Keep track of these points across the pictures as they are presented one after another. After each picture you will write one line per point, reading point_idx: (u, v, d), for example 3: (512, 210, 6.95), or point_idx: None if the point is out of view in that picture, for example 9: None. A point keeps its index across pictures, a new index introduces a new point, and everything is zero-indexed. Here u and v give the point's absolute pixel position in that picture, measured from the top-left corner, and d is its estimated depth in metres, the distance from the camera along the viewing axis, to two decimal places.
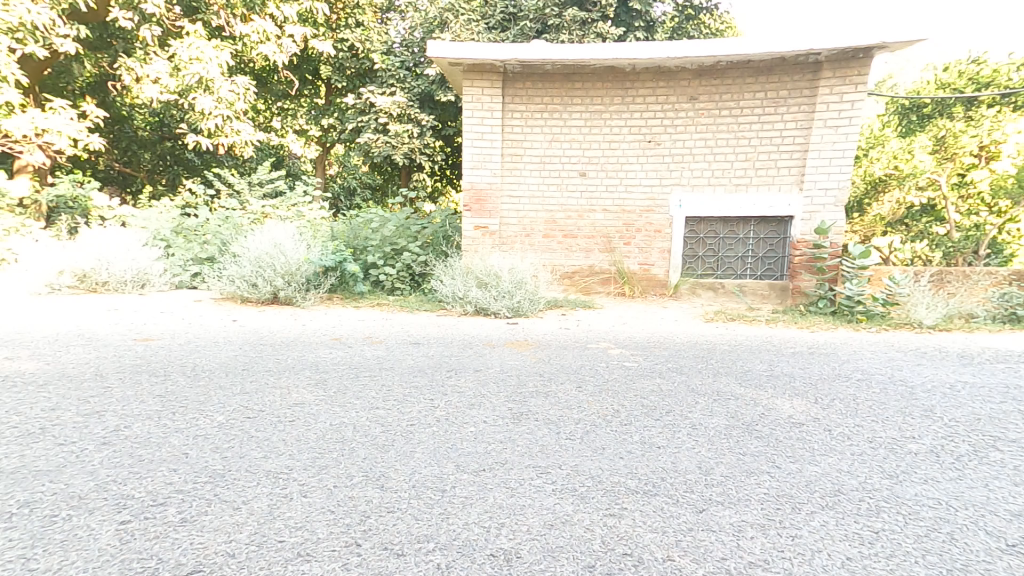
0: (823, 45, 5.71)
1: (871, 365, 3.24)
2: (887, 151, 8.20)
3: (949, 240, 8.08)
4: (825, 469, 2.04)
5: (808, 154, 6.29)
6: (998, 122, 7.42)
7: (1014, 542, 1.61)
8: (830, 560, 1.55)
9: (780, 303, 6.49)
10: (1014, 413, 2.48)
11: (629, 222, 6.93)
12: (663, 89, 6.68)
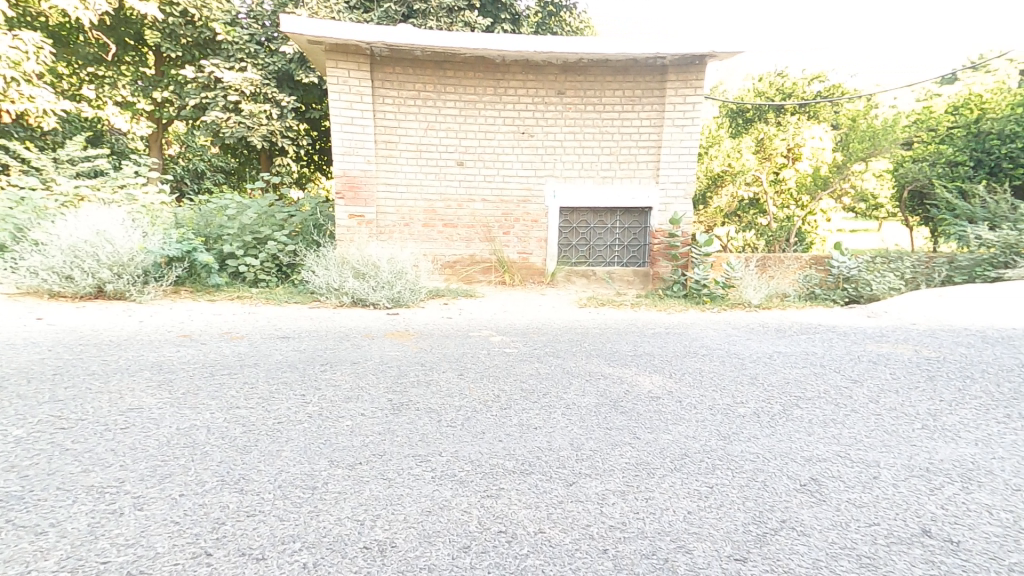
0: (668, 50, 6.26)
1: (714, 341, 3.69)
2: (722, 150, 9.28)
3: (769, 229, 9.49)
4: (675, 436, 2.30)
5: (661, 150, 6.92)
6: (799, 128, 8.91)
7: (806, 482, 2.01)
8: (675, 516, 1.79)
9: (643, 288, 7.13)
10: (813, 374, 3.00)
11: (507, 211, 7.17)
12: (532, 82, 6.93)
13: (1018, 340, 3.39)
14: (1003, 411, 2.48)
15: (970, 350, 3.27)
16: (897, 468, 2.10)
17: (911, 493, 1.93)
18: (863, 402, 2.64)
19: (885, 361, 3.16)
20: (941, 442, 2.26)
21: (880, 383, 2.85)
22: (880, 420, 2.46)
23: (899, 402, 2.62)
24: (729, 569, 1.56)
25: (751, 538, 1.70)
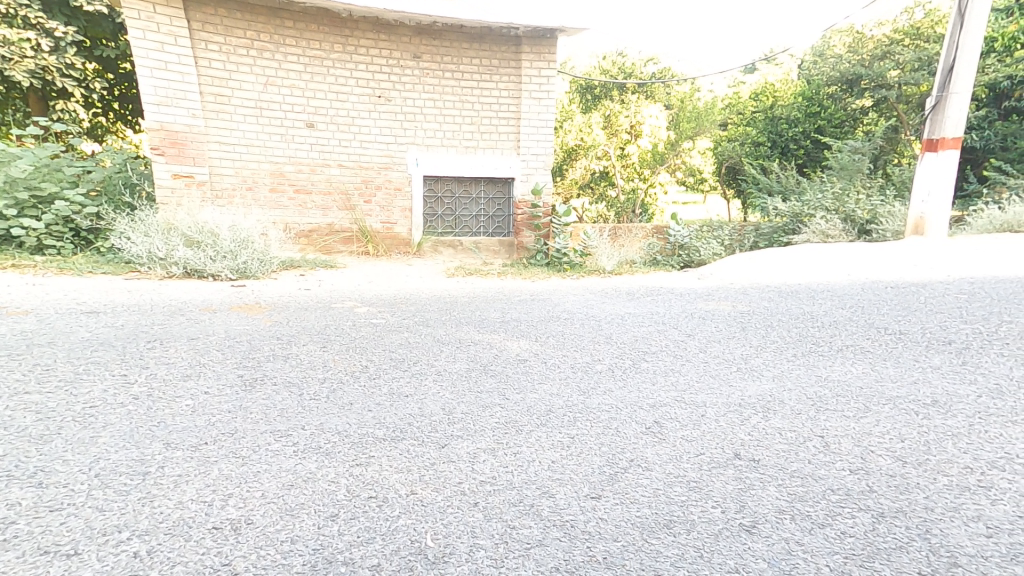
0: (521, 21, 6.43)
1: (575, 305, 3.98)
2: (575, 124, 10.21)
3: (618, 201, 10.60)
4: (541, 394, 2.44)
5: (520, 122, 7.17)
6: (639, 107, 10.03)
7: (649, 425, 2.33)
8: (541, 466, 1.93)
9: (508, 257, 7.44)
10: (655, 331, 3.39)
11: (367, 178, 6.99)
12: (385, 42, 6.74)
13: (802, 293, 4.20)
14: (792, 350, 3.07)
15: (770, 303, 3.96)
16: (719, 406, 2.51)
17: (728, 425, 2.36)
18: (694, 351, 3.08)
19: (712, 316, 3.70)
20: (749, 380, 2.73)
21: (707, 335, 3.33)
22: (707, 366, 2.89)
23: (720, 350, 3.09)
24: (586, 505, 1.78)
25: (604, 478, 1.95)
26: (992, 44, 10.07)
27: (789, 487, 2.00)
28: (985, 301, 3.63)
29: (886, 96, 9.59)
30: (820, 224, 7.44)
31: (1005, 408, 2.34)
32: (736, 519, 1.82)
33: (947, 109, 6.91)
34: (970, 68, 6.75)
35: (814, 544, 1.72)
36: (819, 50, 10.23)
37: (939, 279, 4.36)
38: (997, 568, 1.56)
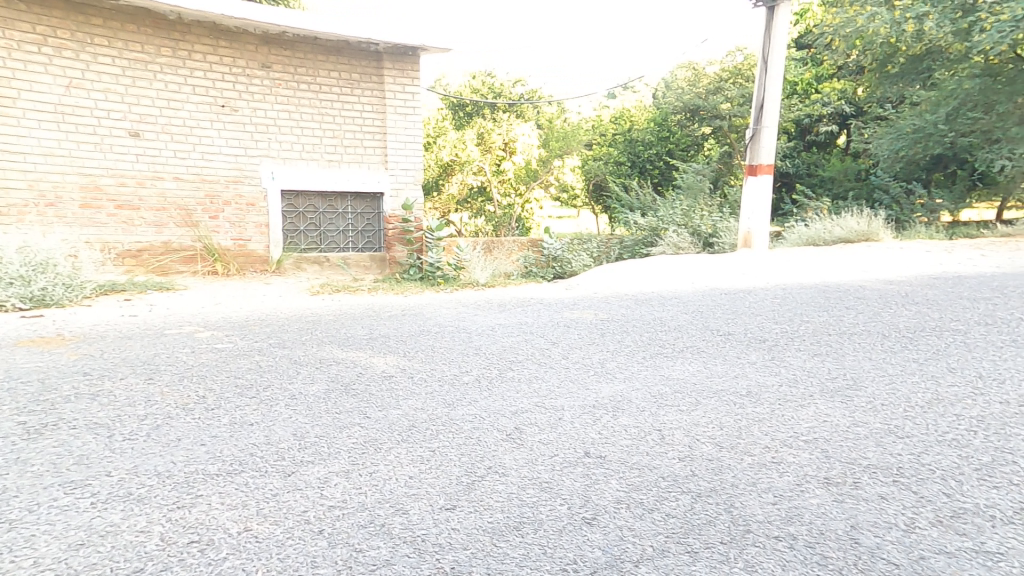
0: (381, 36, 7.34)
1: (445, 319, 4.06)
2: (449, 141, 11.32)
3: (495, 214, 11.98)
4: (404, 410, 2.49)
5: (387, 137, 7.90)
6: (511, 126, 11.74)
7: (510, 432, 2.47)
8: (397, 483, 1.97)
9: (379, 272, 8.01)
10: (521, 340, 3.58)
11: (211, 193, 7.08)
12: (226, 49, 6.99)
13: (654, 300, 4.68)
14: (642, 353, 3.42)
15: (626, 310, 4.36)
16: (575, 408, 2.74)
17: (580, 426, 2.60)
18: (556, 357, 3.30)
19: (576, 324, 3.99)
20: (603, 382, 3.01)
21: (569, 342, 3.58)
22: (567, 371, 3.12)
23: (580, 356, 3.34)
24: (440, 518, 1.85)
25: (461, 488, 2.04)
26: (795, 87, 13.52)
27: (628, 479, 2.24)
28: (790, 303, 4.34)
29: (720, 126, 11.53)
30: (673, 237, 8.46)
31: (798, 394, 2.89)
32: (579, 514, 2.00)
33: (762, 140, 8.08)
34: (776, 104, 7.96)
35: (642, 528, 1.95)
36: (667, 82, 11.93)
37: (760, 286, 5.10)
38: (776, 529, 1.94)
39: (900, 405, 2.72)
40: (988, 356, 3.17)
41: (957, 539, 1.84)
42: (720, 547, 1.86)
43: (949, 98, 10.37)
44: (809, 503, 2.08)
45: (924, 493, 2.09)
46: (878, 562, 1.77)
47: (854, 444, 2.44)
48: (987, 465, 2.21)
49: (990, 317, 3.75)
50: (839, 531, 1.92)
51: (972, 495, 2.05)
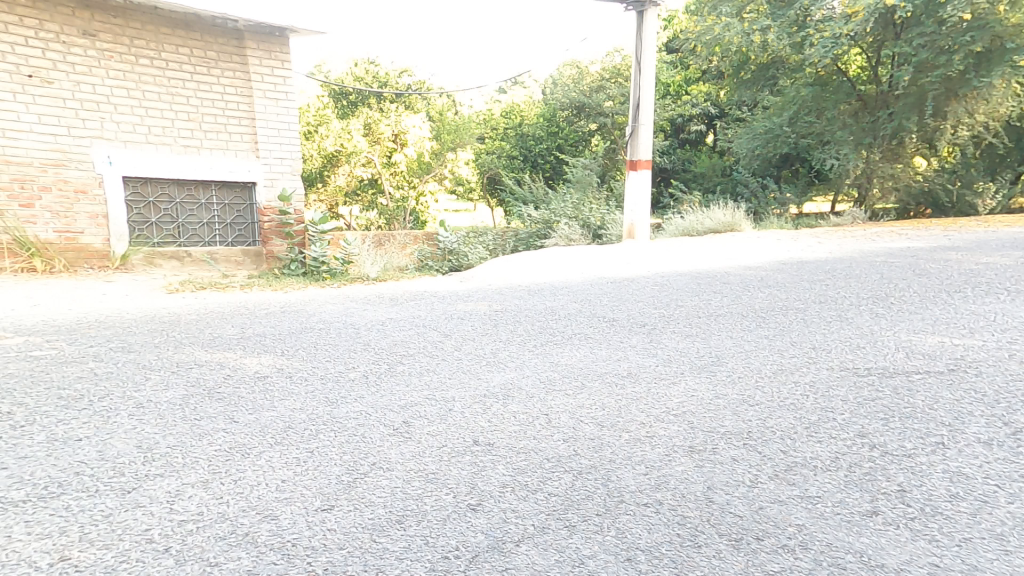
0: (241, 14, 7.16)
1: (332, 316, 4.00)
2: (334, 131, 13.37)
3: (388, 205, 14.52)
4: (280, 411, 2.43)
5: (256, 122, 7.90)
6: (400, 118, 13.88)
7: (398, 426, 2.45)
8: (266, 488, 1.89)
9: (254, 267, 8.01)
10: (414, 334, 3.59)
11: (25, 179, 6.45)
12: (35, 10, 6.42)
13: (546, 290, 4.86)
14: (534, 341, 3.56)
15: (519, 301, 4.48)
16: (465, 399, 2.79)
17: (470, 415, 2.64)
18: (449, 349, 3.34)
19: (469, 315, 4.05)
20: (495, 371, 3.11)
21: (463, 334, 3.62)
22: (459, 362, 3.17)
23: (473, 346, 3.41)
24: (313, 520, 1.78)
25: (341, 487, 1.98)
26: (668, 87, 15.68)
27: (514, 463, 2.30)
28: (666, 289, 4.73)
29: (604, 121, 14.83)
30: (565, 230, 9.28)
31: (671, 371, 3.25)
32: (464, 501, 2.02)
33: (641, 136, 8.66)
34: (651, 104, 8.59)
35: (525, 508, 2.02)
36: (557, 78, 15.21)
37: (641, 274, 5.46)
38: (646, 497, 2.15)
39: (752, 375, 3.21)
40: (820, 330, 3.72)
41: (788, 489, 2.25)
42: (596, 519, 1.99)
43: (790, 103, 12.44)
44: (675, 470, 2.34)
45: (767, 453, 2.51)
46: (727, 516, 2.07)
47: (714, 414, 2.83)
48: (816, 423, 2.74)
49: (824, 296, 4.36)
50: (698, 492, 2.20)
51: (802, 450, 2.53)
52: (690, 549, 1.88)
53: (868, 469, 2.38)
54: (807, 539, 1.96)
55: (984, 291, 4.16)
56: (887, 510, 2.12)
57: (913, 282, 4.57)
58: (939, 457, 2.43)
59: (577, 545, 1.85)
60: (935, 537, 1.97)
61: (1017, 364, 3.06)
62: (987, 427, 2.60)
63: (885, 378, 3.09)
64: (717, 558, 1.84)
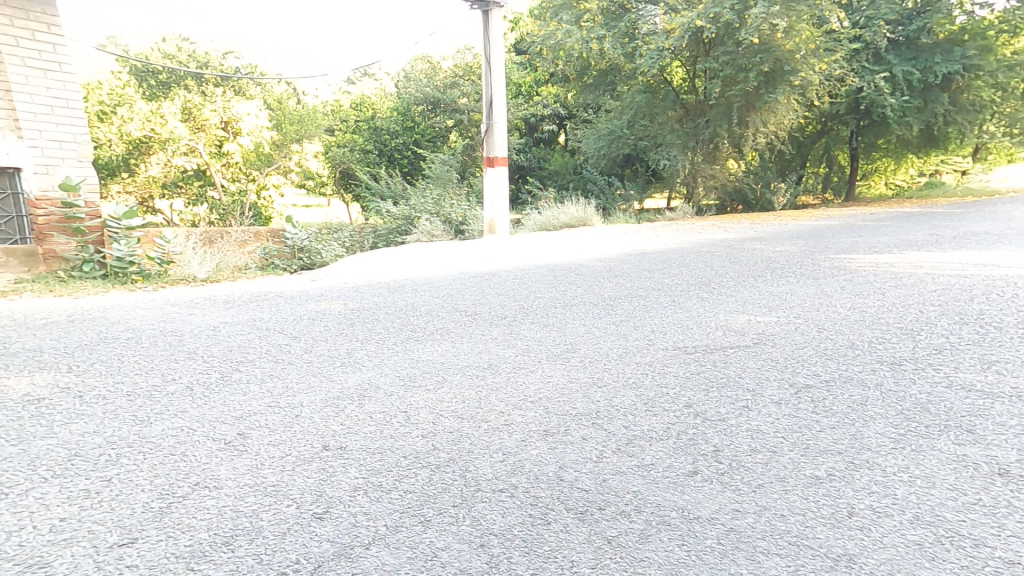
0: None
1: (144, 324, 3.73)
2: (141, 114, 12.51)
3: (221, 200, 14.29)
4: (64, 438, 2.18)
5: (12, 95, 6.81)
6: (229, 106, 13.49)
7: (230, 439, 2.26)
8: (36, 531, 1.67)
9: (25, 269, 6.77)
10: (255, 338, 3.44)
11: None
12: None
13: (407, 287, 4.81)
14: (393, 339, 3.53)
15: (378, 298, 4.41)
16: (316, 403, 2.65)
17: (320, 420, 2.51)
18: (296, 353, 3.20)
19: (319, 315, 3.94)
20: (351, 372, 3.01)
21: (314, 334, 3.52)
22: (309, 365, 3.03)
23: (325, 348, 3.30)
24: (108, 558, 1.58)
25: (150, 515, 1.78)
26: (520, 88, 17.17)
27: (368, 464, 2.23)
28: (527, 282, 4.93)
29: (460, 118, 16.64)
30: (426, 226, 9.65)
31: (530, 360, 3.41)
32: (309, 510, 1.91)
33: (495, 134, 9.04)
34: (502, 102, 9.04)
35: (378, 509, 1.97)
36: (408, 72, 17.07)
37: (501, 268, 5.63)
38: (502, 483, 2.22)
39: (601, 359, 3.48)
40: (658, 314, 4.16)
41: (628, 460, 2.47)
42: (451, 511, 2.01)
43: (628, 108, 13.82)
44: (529, 454, 2.45)
45: (611, 429, 2.73)
46: (576, 491, 2.22)
47: (567, 398, 3.01)
48: (652, 398, 3.05)
49: (661, 284, 4.85)
50: (549, 472, 2.32)
51: (640, 424, 2.79)
52: (540, 527, 1.98)
53: (692, 435, 2.70)
54: (641, 503, 2.17)
55: (778, 276, 4.95)
56: (705, 468, 2.43)
57: (728, 269, 5.30)
58: (743, 419, 2.84)
59: (431, 538, 1.85)
60: (737, 486, 2.30)
61: (799, 335, 3.70)
62: (779, 390, 3.11)
63: (707, 354, 3.54)
64: (564, 532, 1.97)
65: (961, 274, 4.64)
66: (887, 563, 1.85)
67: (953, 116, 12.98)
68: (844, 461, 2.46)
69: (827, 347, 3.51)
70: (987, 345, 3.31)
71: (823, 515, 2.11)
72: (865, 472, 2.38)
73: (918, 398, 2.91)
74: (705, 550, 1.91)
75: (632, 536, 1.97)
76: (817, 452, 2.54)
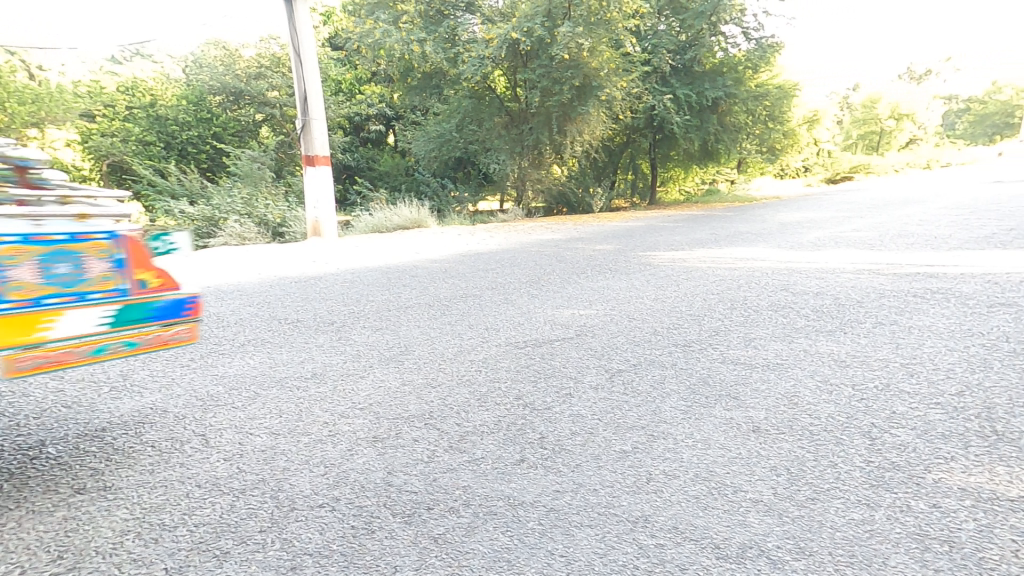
0: None
1: None
2: None
3: None
4: None
5: None
6: None
7: None
8: None
9: None
10: None
11: None
12: None
13: (211, 296, 4.35)
14: (189, 355, 3.20)
15: None
16: (68, 441, 2.32)
17: (76, 459, 2.18)
18: (43, 384, 2.79)
19: None
20: (127, 400, 2.66)
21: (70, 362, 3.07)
22: (62, 398, 2.65)
23: (90, 372, 2.90)
24: None
25: None
26: (340, 84, 16.43)
27: (145, 502, 1.97)
28: (356, 286, 4.77)
29: (270, 113, 16.16)
30: (236, 228, 8.95)
31: (359, 366, 3.30)
32: (47, 570, 1.63)
33: (313, 131, 8.60)
34: (318, 97, 8.65)
35: (153, 553, 1.74)
36: (200, 59, 15.81)
37: (327, 272, 5.37)
38: (320, 498, 2.11)
39: (435, 359, 3.51)
40: (492, 312, 4.32)
41: (459, 457, 2.52)
42: (257, 537, 1.87)
43: (455, 111, 14.15)
44: (355, 464, 2.38)
45: (443, 429, 2.75)
46: (403, 495, 2.20)
47: (400, 401, 2.97)
48: (484, 393, 3.16)
49: (495, 282, 5.07)
50: (377, 480, 2.28)
51: (472, 419, 2.86)
52: (362, 537, 1.93)
53: (520, 425, 2.84)
54: (469, 497, 2.22)
55: (596, 272, 5.48)
56: (531, 455, 2.57)
57: (553, 266, 5.74)
58: (566, 406, 3.07)
59: (228, 572, 1.69)
60: (558, 468, 2.47)
61: (614, 325, 4.14)
62: (596, 375, 3.44)
63: (535, 347, 3.77)
64: (389, 538, 1.94)
65: (729, 267, 5.60)
66: (673, 519, 2.14)
67: (721, 135, 15.80)
68: (645, 435, 2.79)
69: (634, 335, 3.97)
70: (749, 324, 4.05)
71: (627, 485, 2.37)
72: (661, 441, 2.72)
73: (700, 373, 3.44)
74: (526, 533, 2.02)
75: (459, 531, 2.01)
76: (624, 429, 2.84)
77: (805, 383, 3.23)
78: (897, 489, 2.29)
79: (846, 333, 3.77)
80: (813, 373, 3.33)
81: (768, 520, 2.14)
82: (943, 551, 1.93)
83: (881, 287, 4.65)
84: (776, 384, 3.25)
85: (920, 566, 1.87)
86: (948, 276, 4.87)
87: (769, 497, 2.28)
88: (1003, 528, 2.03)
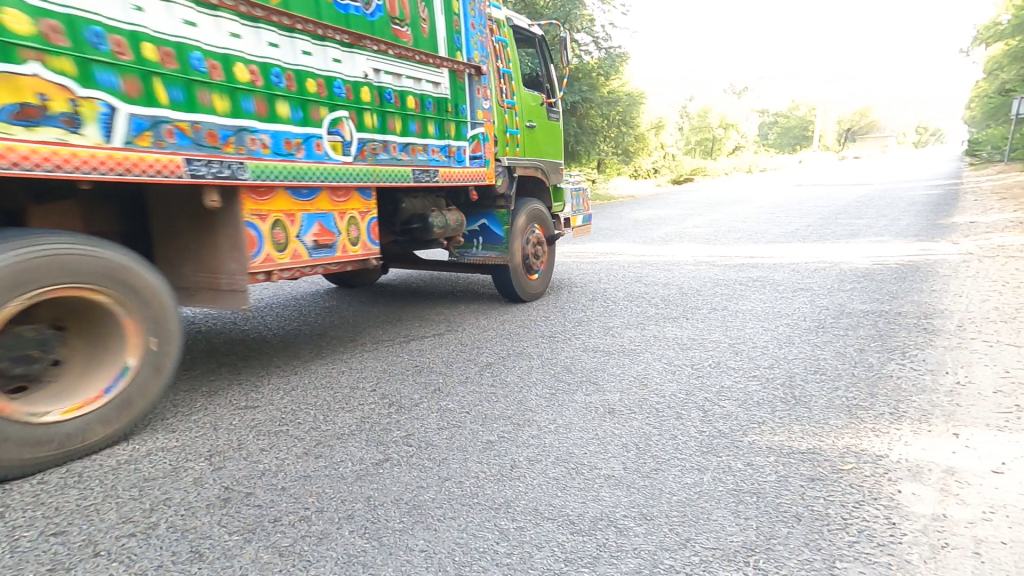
0: None
1: None
2: None
3: None
4: None
5: None
6: None
7: None
8: None
9: None
10: None
11: None
12: None
13: None
14: None
15: None
16: None
17: None
18: None
19: None
20: None
21: None
22: None
23: None
24: None
25: None
26: None
27: None
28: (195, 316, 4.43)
29: None
30: None
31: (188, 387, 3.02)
32: None
33: None
34: None
35: None
36: None
37: None
38: (131, 527, 1.89)
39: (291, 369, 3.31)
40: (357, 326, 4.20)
41: (314, 463, 2.38)
42: None
43: None
44: (181, 483, 2.16)
45: (297, 435, 2.59)
46: (245, 509, 2.03)
47: (244, 412, 2.76)
48: (347, 395, 3.03)
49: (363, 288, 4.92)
50: (210, 497, 2.09)
51: (331, 422, 2.73)
52: (186, 563, 1.74)
53: (385, 425, 2.75)
54: (323, 503, 2.11)
55: None
56: (394, 453, 2.50)
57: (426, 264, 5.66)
58: (434, 401, 3.05)
59: None
60: (422, 464, 2.44)
61: (486, 321, 4.21)
62: (466, 369, 3.46)
63: (405, 347, 3.70)
64: (222, 559, 1.78)
65: (592, 262, 5.97)
66: (533, 501, 2.21)
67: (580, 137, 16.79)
68: (511, 424, 2.85)
69: (505, 330, 4.08)
70: (609, 314, 4.35)
71: (491, 473, 2.40)
72: (525, 429, 2.81)
73: (564, 361, 3.61)
74: (386, 533, 1.96)
75: (309, 540, 1.90)
76: (491, 419, 2.89)
77: (653, 366, 3.54)
78: (722, 453, 2.59)
79: (687, 319, 4.21)
80: (659, 356, 3.66)
81: (618, 492, 2.29)
82: (752, 502, 2.21)
83: (714, 277, 5.25)
84: (629, 367, 3.53)
85: (735, 517, 2.13)
86: (764, 266, 5.64)
87: (620, 472, 2.44)
88: (796, 475, 2.38)
